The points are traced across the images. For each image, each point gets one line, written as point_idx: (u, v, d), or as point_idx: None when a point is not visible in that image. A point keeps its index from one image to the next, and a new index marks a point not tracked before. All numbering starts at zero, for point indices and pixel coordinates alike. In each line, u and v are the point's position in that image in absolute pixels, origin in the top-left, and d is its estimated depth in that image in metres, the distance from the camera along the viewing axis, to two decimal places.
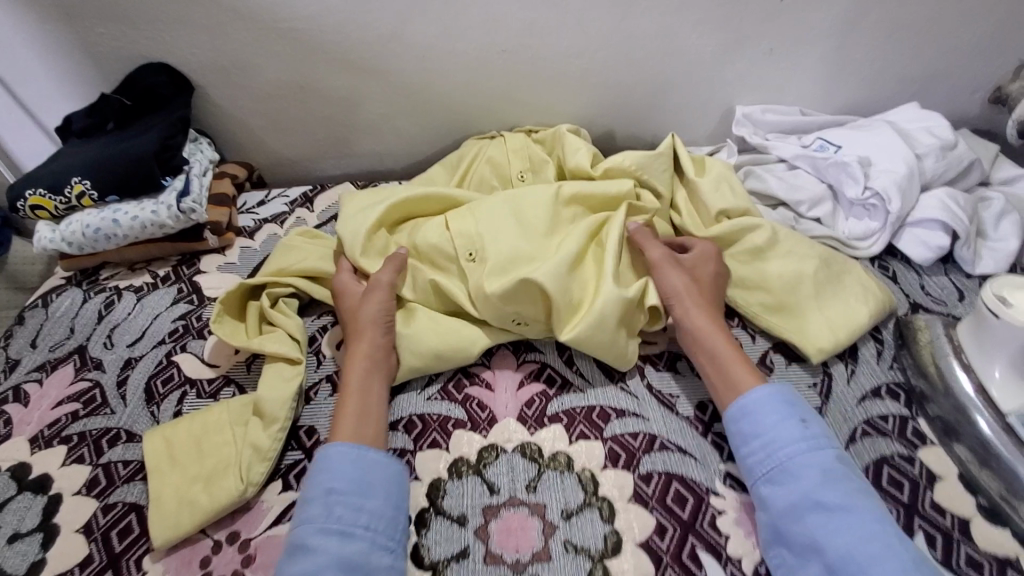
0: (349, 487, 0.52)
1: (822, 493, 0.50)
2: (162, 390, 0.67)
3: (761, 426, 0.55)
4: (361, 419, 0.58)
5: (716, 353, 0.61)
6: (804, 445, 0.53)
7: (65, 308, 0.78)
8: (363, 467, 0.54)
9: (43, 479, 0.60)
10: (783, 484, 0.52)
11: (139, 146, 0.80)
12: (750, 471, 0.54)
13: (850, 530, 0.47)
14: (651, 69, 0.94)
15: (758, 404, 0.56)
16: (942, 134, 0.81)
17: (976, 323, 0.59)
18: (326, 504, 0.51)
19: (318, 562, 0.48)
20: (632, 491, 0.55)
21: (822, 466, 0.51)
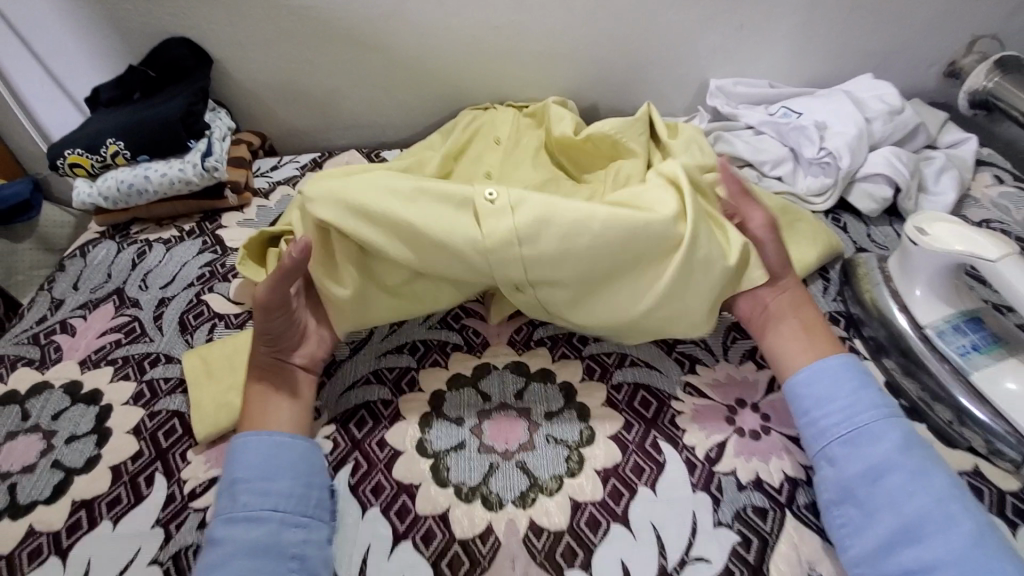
0: (251, 474, 0.56)
1: (901, 457, 0.53)
2: (194, 322, 0.76)
3: (839, 393, 0.58)
4: (271, 412, 0.61)
5: (806, 321, 0.65)
6: (882, 412, 0.56)
7: (102, 257, 0.87)
8: (268, 454, 0.57)
9: (94, 392, 0.68)
10: (858, 449, 0.55)
11: (167, 110, 0.88)
12: (821, 433, 0.57)
13: (927, 493, 0.51)
14: (632, 44, 1.03)
15: (836, 373, 0.59)
16: (890, 101, 0.90)
17: (902, 256, 0.67)
18: (232, 495, 0.55)
19: (226, 550, 0.51)
20: (605, 397, 0.65)
21: (900, 432, 0.55)
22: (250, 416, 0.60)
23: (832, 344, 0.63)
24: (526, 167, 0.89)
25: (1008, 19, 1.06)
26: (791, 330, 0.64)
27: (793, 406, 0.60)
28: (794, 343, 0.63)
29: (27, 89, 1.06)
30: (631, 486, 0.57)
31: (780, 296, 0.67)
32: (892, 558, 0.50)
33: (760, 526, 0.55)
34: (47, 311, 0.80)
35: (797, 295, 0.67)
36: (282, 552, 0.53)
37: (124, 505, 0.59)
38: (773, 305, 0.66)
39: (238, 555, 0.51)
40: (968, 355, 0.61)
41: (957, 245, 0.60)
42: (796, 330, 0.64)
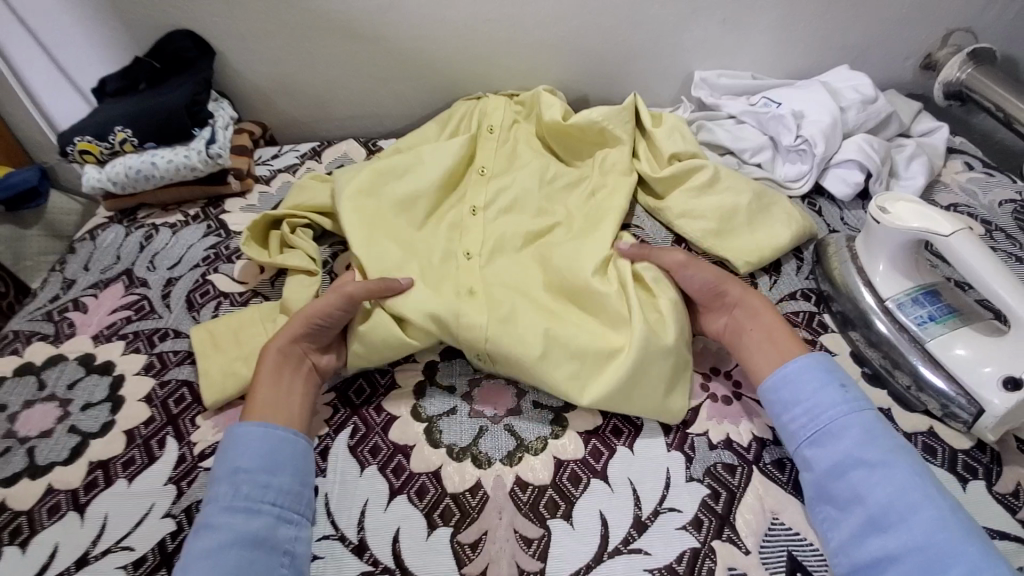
0: (255, 465, 0.57)
1: (862, 451, 0.55)
2: (201, 300, 0.80)
3: (802, 394, 0.60)
4: (278, 402, 0.62)
5: (766, 329, 0.66)
6: (845, 408, 0.58)
7: (111, 240, 0.91)
8: (272, 448, 0.58)
9: (107, 364, 0.73)
10: (825, 446, 0.57)
11: (172, 100, 0.92)
12: (791, 436, 0.60)
13: (890, 484, 0.53)
14: (619, 37, 1.07)
15: (798, 375, 0.61)
16: (864, 91, 0.95)
17: (866, 235, 0.71)
18: (232, 483, 0.55)
19: (221, 538, 0.52)
20: None
21: (861, 427, 0.57)
22: (254, 398, 0.62)
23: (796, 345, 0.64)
24: (522, 154, 0.89)
25: (982, 12, 1.10)
26: (751, 342, 0.66)
27: (766, 411, 0.63)
28: (758, 356, 0.65)
29: (34, 80, 1.10)
30: (611, 446, 0.63)
31: (732, 314, 0.69)
32: (862, 548, 0.52)
33: (728, 481, 0.60)
34: (60, 290, 0.84)
35: (753, 305, 0.67)
36: (271, 544, 0.54)
37: (138, 465, 0.63)
38: (725, 328, 0.69)
39: (229, 546, 0.52)
40: (925, 325, 0.65)
41: (915, 223, 0.65)
42: (755, 341, 0.66)
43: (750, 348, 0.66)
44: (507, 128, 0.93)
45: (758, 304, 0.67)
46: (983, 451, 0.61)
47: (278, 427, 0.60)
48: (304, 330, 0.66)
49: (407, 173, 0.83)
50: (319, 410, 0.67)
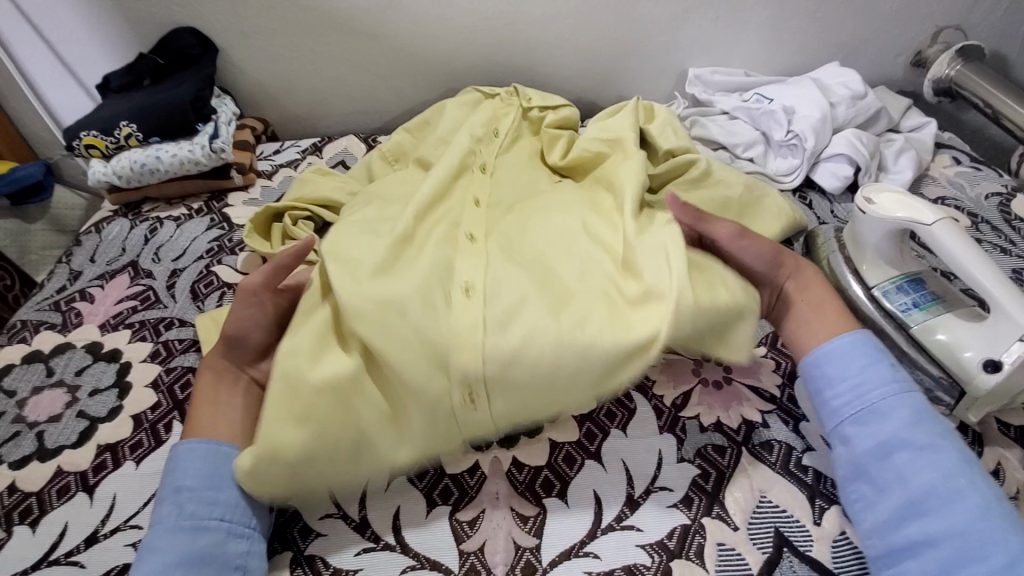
0: (199, 484, 0.56)
1: (909, 433, 0.55)
2: (205, 291, 0.82)
3: (849, 372, 0.60)
4: (217, 417, 0.62)
5: (816, 302, 0.67)
6: (893, 388, 0.58)
7: (116, 233, 0.93)
8: (213, 466, 0.58)
9: (114, 352, 0.74)
10: (870, 425, 0.57)
11: (177, 96, 0.94)
12: (834, 413, 0.60)
13: (933, 468, 0.53)
14: (615, 34, 1.09)
15: (847, 352, 0.62)
16: (854, 87, 0.97)
17: (854, 226, 0.73)
18: (176, 502, 0.55)
19: (168, 558, 0.51)
20: None
21: (908, 409, 0.57)
22: (195, 417, 0.62)
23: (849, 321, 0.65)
24: (522, 164, 0.89)
25: (970, 10, 1.12)
26: (803, 312, 0.67)
27: (810, 386, 0.63)
28: (818, 328, 0.65)
29: (40, 77, 1.12)
30: (605, 429, 0.65)
31: (780, 287, 0.70)
32: (900, 531, 0.52)
33: (716, 462, 0.62)
34: (66, 281, 0.86)
35: (805, 276, 0.69)
36: (223, 561, 0.54)
37: (145, 448, 0.65)
38: (778, 300, 0.70)
39: (178, 563, 0.51)
40: (909, 312, 0.67)
41: (900, 212, 0.67)
42: (806, 313, 0.67)
43: (804, 320, 0.67)
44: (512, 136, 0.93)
45: (809, 273, 0.70)
46: (965, 432, 0.63)
47: (221, 442, 0.60)
48: (224, 345, 0.66)
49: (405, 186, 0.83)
50: None
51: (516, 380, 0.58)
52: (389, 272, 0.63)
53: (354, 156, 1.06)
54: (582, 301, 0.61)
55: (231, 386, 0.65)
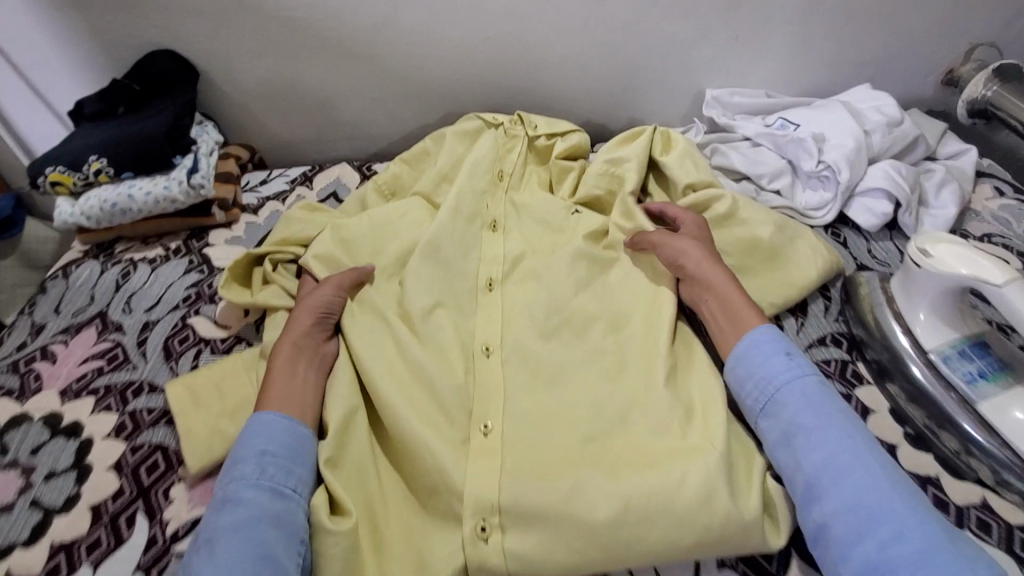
0: (283, 451, 0.57)
1: (801, 418, 0.57)
2: (179, 348, 0.74)
3: (753, 368, 0.62)
4: (294, 396, 0.63)
5: (728, 302, 0.67)
6: (790, 377, 0.59)
7: (84, 278, 0.85)
8: (295, 436, 0.59)
9: (75, 426, 0.67)
10: (773, 416, 0.59)
11: (151, 126, 0.86)
12: (749, 410, 0.62)
13: (822, 448, 0.55)
14: (627, 54, 1.01)
15: (751, 348, 0.63)
16: (889, 112, 0.89)
17: (904, 277, 0.66)
18: (260, 463, 0.55)
19: (251, 512, 0.52)
20: None
21: (803, 395, 0.58)
22: (270, 394, 0.62)
23: (757, 318, 0.65)
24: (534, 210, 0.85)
25: (1007, 26, 1.04)
26: (714, 315, 0.68)
27: (731, 390, 0.64)
28: (726, 337, 0.66)
29: (9, 104, 1.04)
30: None
31: (693, 285, 0.70)
32: (806, 517, 0.54)
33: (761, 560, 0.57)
34: (27, 337, 0.78)
35: (710, 276, 0.69)
36: (292, 531, 0.53)
37: (103, 548, 0.57)
38: (695, 299, 0.71)
39: (256, 521, 0.52)
40: (975, 383, 0.60)
41: (962, 269, 0.59)
42: (717, 316, 0.68)
43: (714, 323, 0.68)
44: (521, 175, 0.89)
45: (717, 273, 0.69)
46: None
47: (297, 422, 0.60)
48: (312, 319, 0.69)
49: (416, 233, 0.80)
50: None
51: (526, 502, 0.56)
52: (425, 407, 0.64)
53: (346, 187, 0.98)
54: (614, 451, 0.61)
55: (310, 363, 0.66)
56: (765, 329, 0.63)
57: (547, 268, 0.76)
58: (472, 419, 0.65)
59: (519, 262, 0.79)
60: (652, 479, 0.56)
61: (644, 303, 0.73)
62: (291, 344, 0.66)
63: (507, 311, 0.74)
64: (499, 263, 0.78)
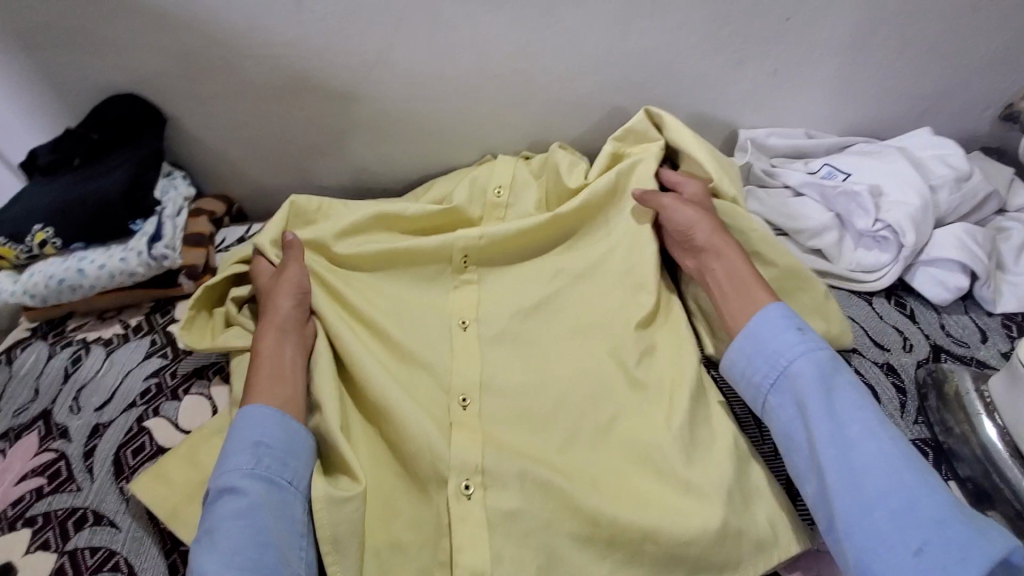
0: (279, 443, 0.56)
1: (813, 392, 0.55)
2: (133, 462, 0.62)
3: (764, 342, 0.59)
4: (281, 385, 0.61)
5: (735, 272, 0.64)
6: (801, 350, 0.57)
7: (30, 366, 0.73)
8: (290, 427, 0.57)
9: (4, 570, 0.55)
10: (786, 393, 0.57)
11: (103, 189, 0.75)
12: (756, 388, 0.59)
13: (834, 423, 0.53)
14: (651, 91, 0.89)
15: (761, 322, 0.60)
16: (957, 166, 0.77)
17: (1011, 380, 0.56)
18: (255, 455, 0.54)
19: (250, 504, 0.51)
20: None
21: (816, 369, 0.56)
22: (257, 389, 0.60)
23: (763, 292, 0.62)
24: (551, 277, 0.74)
25: None
26: (717, 286, 0.66)
27: (733, 374, 0.61)
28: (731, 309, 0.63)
29: None
30: None
31: (697, 255, 0.68)
32: (814, 492, 0.53)
33: None
34: None
35: (716, 245, 0.66)
36: (292, 524, 0.53)
37: None
38: (698, 267, 0.68)
39: (255, 508, 0.51)
40: None
41: None
42: (720, 285, 0.65)
43: (719, 294, 0.65)
44: (514, 185, 0.83)
45: (724, 243, 0.66)
46: None
47: (290, 416, 0.58)
48: (288, 300, 0.66)
49: (408, 263, 0.75)
50: None
51: (506, 476, 0.56)
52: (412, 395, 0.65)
53: None
54: (582, 433, 0.62)
55: (294, 346, 0.64)
56: (772, 301, 0.61)
57: (527, 270, 0.76)
58: (451, 394, 0.65)
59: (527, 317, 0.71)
60: (607, 472, 0.59)
61: (619, 283, 0.72)
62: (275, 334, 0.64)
63: (482, 297, 0.74)
64: (475, 237, 0.74)
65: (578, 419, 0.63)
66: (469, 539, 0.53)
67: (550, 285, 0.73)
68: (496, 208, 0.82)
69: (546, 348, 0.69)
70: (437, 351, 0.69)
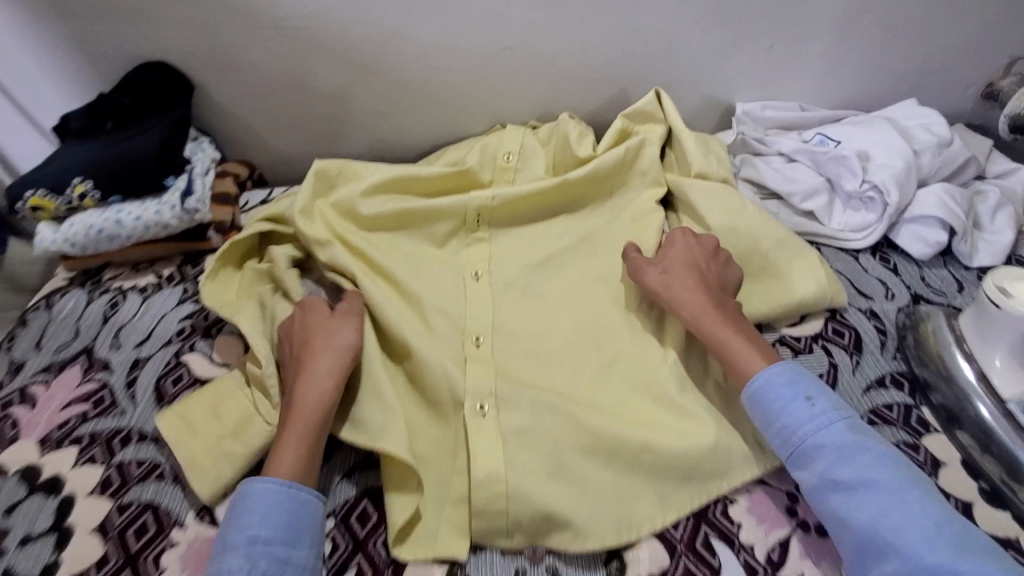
0: (275, 534, 0.51)
1: (836, 472, 0.52)
2: (173, 390, 0.67)
3: (771, 415, 0.56)
4: (304, 454, 0.57)
5: (716, 344, 0.61)
6: (814, 424, 0.54)
7: (69, 310, 0.78)
8: (291, 511, 0.53)
9: (54, 480, 0.60)
10: (805, 467, 0.54)
11: (139, 146, 0.79)
12: (775, 456, 0.57)
13: (871, 505, 0.50)
14: (653, 66, 0.95)
15: (765, 393, 0.57)
16: (939, 132, 0.82)
17: (976, 314, 0.61)
18: (249, 556, 0.50)
19: None
20: (660, 528, 0.55)
21: (832, 444, 0.53)
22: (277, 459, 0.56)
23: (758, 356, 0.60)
24: (558, 235, 0.80)
25: None
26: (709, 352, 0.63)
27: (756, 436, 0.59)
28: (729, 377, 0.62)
29: None
30: None
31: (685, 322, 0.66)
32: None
33: None
34: (6, 376, 0.71)
35: (696, 312, 0.63)
36: None
37: None
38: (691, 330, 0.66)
39: None
40: None
41: None
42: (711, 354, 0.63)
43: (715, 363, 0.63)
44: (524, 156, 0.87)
45: (703, 308, 0.63)
46: None
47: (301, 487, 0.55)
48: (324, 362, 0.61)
49: (423, 220, 0.79)
50: None
51: (519, 404, 0.61)
52: (431, 334, 0.70)
53: None
54: (588, 370, 0.67)
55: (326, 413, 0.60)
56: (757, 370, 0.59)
57: (542, 231, 0.81)
58: (466, 334, 0.70)
59: (537, 272, 0.76)
60: (613, 398, 0.64)
61: (621, 242, 0.78)
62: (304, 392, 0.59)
63: (494, 254, 0.79)
64: (488, 198, 0.79)
65: (586, 356, 0.68)
66: (483, 446, 0.57)
67: (558, 243, 0.78)
68: (505, 172, 0.86)
69: (554, 299, 0.74)
70: (451, 296, 0.74)
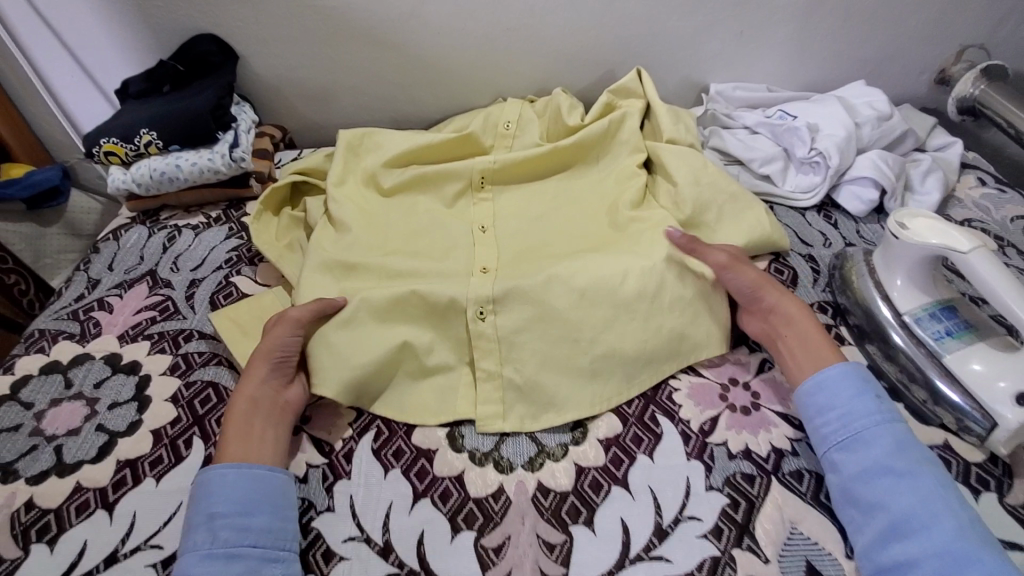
0: (229, 509, 0.56)
1: (891, 459, 0.57)
2: (225, 303, 0.81)
3: (837, 400, 0.62)
4: (251, 447, 0.62)
5: (800, 334, 0.68)
6: (877, 418, 0.59)
7: (134, 241, 0.92)
8: (246, 488, 0.58)
9: (133, 364, 0.74)
10: (852, 451, 0.59)
11: (195, 103, 0.93)
12: (823, 440, 0.61)
13: (913, 492, 0.54)
14: (637, 47, 1.08)
15: (836, 382, 0.62)
16: (880, 108, 0.96)
17: (885, 249, 0.74)
18: (210, 531, 0.55)
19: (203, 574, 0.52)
20: (616, 406, 0.69)
21: (893, 438, 0.58)
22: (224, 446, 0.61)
23: (830, 352, 0.66)
24: (547, 189, 0.94)
25: (995, 29, 1.11)
26: (786, 348, 0.68)
27: (804, 417, 0.64)
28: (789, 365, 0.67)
29: (60, 82, 1.12)
30: (631, 454, 0.65)
31: (765, 319, 0.71)
32: (884, 553, 0.54)
33: (747, 489, 0.62)
34: (85, 290, 0.86)
35: (788, 309, 0.69)
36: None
37: (165, 464, 0.65)
38: (762, 330, 0.71)
39: None
40: (943, 340, 0.68)
41: (934, 239, 0.67)
42: (789, 349, 0.68)
43: (788, 356, 0.68)
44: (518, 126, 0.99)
45: (794, 306, 0.69)
46: (995, 464, 0.63)
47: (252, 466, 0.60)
48: (267, 366, 0.66)
49: (434, 175, 0.92)
50: (342, 413, 0.71)
51: (514, 307, 0.72)
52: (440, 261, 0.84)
53: None
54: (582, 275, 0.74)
55: (268, 412, 0.65)
56: (837, 359, 0.65)
57: (535, 186, 0.95)
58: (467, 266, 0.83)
59: (529, 217, 0.90)
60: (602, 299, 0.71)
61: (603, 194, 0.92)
62: (246, 397, 0.64)
63: (496, 205, 0.93)
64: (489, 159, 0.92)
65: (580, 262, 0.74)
66: (481, 345, 0.71)
67: (548, 199, 0.93)
68: (505, 137, 0.99)
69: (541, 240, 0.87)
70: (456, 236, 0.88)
